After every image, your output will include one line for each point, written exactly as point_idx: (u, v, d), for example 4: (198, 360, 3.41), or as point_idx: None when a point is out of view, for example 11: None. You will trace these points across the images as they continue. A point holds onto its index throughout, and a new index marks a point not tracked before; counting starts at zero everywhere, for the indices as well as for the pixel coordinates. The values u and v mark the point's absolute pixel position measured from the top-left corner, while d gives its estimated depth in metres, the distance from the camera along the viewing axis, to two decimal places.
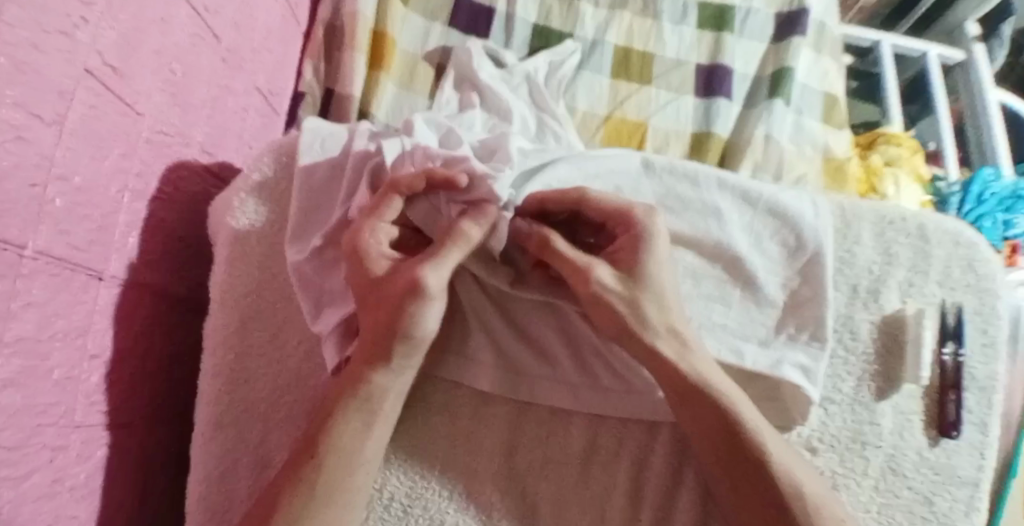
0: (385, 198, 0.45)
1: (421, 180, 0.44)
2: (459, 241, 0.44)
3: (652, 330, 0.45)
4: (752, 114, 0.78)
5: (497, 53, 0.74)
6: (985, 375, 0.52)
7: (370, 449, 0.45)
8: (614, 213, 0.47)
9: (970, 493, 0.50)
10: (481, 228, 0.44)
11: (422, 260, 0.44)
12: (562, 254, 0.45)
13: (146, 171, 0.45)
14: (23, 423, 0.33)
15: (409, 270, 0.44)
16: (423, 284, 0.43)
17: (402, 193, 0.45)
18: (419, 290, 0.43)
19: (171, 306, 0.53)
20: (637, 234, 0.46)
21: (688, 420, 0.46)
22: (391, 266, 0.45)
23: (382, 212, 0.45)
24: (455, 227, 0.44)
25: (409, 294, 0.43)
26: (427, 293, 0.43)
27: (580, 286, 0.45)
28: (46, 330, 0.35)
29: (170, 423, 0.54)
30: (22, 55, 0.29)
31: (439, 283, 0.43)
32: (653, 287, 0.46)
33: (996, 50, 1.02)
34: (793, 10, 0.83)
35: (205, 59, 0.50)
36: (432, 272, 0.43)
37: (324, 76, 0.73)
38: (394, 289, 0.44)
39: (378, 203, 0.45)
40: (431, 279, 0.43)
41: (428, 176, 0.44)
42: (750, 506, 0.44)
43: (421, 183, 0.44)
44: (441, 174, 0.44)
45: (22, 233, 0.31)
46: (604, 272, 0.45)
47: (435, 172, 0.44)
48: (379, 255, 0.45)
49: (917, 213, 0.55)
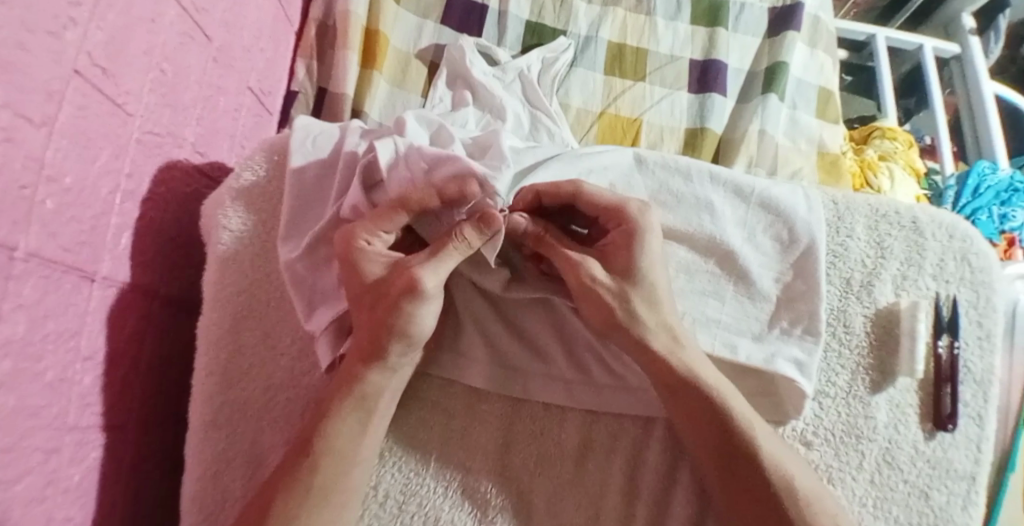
0: (391, 211, 0.45)
1: (433, 196, 0.44)
2: (460, 244, 0.43)
3: (642, 324, 0.45)
4: (746, 109, 0.78)
5: (489, 51, 0.74)
6: (981, 368, 0.52)
7: (366, 447, 0.45)
8: (609, 210, 0.46)
9: (967, 487, 0.50)
10: (484, 239, 0.43)
11: (419, 259, 0.44)
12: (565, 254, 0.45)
13: (137, 172, 0.45)
14: (14, 426, 0.33)
15: (407, 270, 0.44)
16: (421, 285, 0.43)
17: (411, 213, 0.45)
18: (416, 291, 0.43)
19: (164, 306, 0.53)
20: (633, 230, 0.45)
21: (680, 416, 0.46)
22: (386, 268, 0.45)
23: (385, 224, 0.45)
24: (456, 228, 0.43)
25: (407, 295, 0.43)
26: (425, 293, 0.43)
27: (572, 277, 0.45)
28: (38, 332, 0.35)
29: (163, 424, 0.54)
30: (9, 55, 0.29)
31: (437, 283, 0.43)
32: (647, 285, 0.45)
33: (991, 43, 1.01)
34: (786, 6, 0.83)
35: (196, 59, 0.50)
36: (428, 273, 0.43)
37: (317, 76, 0.73)
38: (391, 289, 0.44)
39: (383, 215, 0.45)
40: (429, 280, 0.43)
41: (439, 192, 0.44)
42: (744, 500, 0.44)
43: (433, 200, 0.44)
44: (453, 189, 0.44)
45: (12, 235, 0.31)
46: (597, 268, 0.45)
47: (448, 190, 0.44)
48: (374, 257, 0.45)
49: (911, 206, 0.55)
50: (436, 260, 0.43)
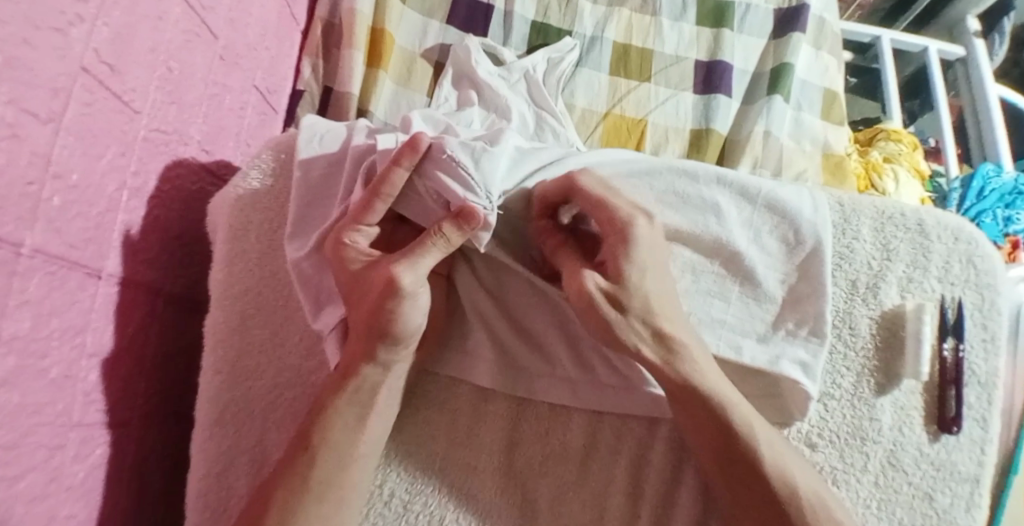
0: (367, 203, 0.44)
1: (394, 169, 0.43)
2: (438, 241, 0.42)
3: (632, 330, 0.44)
4: (751, 110, 0.78)
5: (494, 50, 0.74)
6: (985, 371, 0.52)
7: (365, 444, 0.46)
8: (600, 209, 0.45)
9: (971, 489, 0.50)
10: (464, 234, 0.42)
11: (398, 258, 0.43)
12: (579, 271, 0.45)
13: (143, 169, 0.45)
14: (17, 422, 0.33)
15: (385, 267, 0.43)
16: (399, 282, 0.42)
17: (385, 199, 0.44)
18: (394, 289, 0.42)
19: (169, 304, 0.53)
20: (623, 237, 0.44)
21: (681, 417, 0.46)
22: (367, 267, 0.44)
23: (364, 216, 0.45)
24: (435, 225, 0.42)
25: (386, 293, 0.43)
26: (402, 291, 0.42)
27: (573, 283, 0.45)
28: (42, 328, 0.35)
29: (168, 421, 0.54)
30: (14, 51, 0.29)
31: (415, 280, 0.43)
32: (643, 292, 0.45)
33: (997, 45, 1.01)
34: (790, 7, 0.83)
35: (202, 57, 0.50)
36: (408, 270, 0.43)
37: (322, 74, 0.73)
38: (372, 286, 0.43)
39: (361, 209, 0.45)
40: (406, 276, 0.42)
41: (396, 161, 0.43)
42: (745, 500, 0.45)
43: (395, 173, 0.43)
44: (407, 153, 0.43)
45: (16, 232, 0.31)
46: (597, 279, 0.45)
47: (402, 156, 0.43)
48: (356, 254, 0.45)
49: (916, 208, 0.55)
50: (414, 257, 0.43)
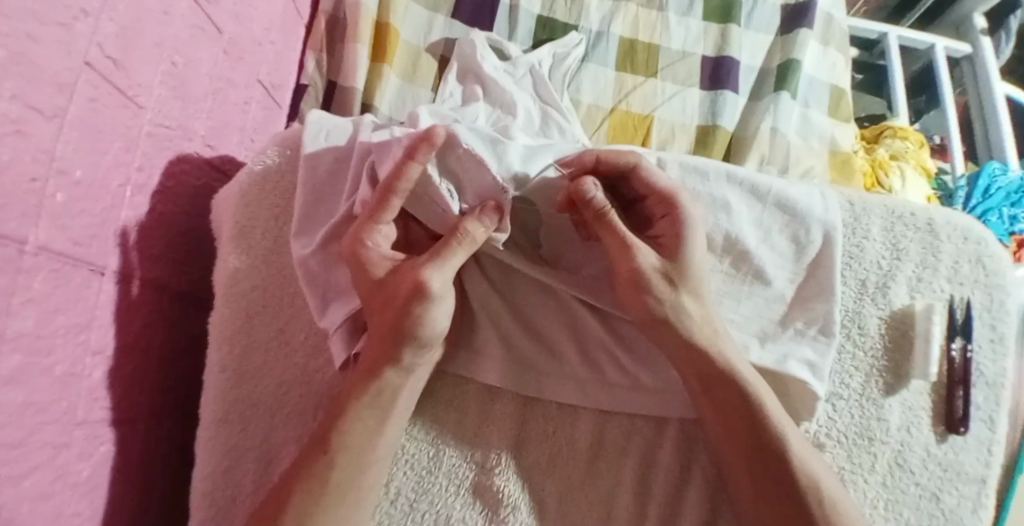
0: (383, 202, 0.43)
1: (408, 164, 0.42)
2: (465, 242, 0.43)
3: (685, 315, 0.46)
4: (758, 107, 0.78)
5: (500, 45, 0.73)
6: (993, 371, 0.52)
7: (381, 445, 0.45)
8: (658, 192, 0.46)
9: (976, 490, 0.50)
10: (487, 231, 0.44)
11: (424, 261, 0.44)
12: (613, 227, 0.45)
13: (147, 165, 0.45)
14: (23, 421, 0.33)
15: (410, 271, 0.44)
16: (427, 286, 0.43)
17: (401, 196, 0.43)
18: (423, 292, 0.43)
19: (173, 301, 0.52)
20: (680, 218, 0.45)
21: (712, 411, 0.46)
22: (394, 268, 0.45)
23: (381, 216, 0.44)
24: (458, 226, 0.44)
25: (414, 297, 0.43)
26: (430, 293, 0.43)
27: (623, 264, 0.45)
28: (47, 326, 0.34)
29: (172, 418, 0.54)
30: (19, 46, 0.29)
31: (442, 283, 0.44)
32: (692, 274, 0.46)
33: (1002, 43, 1.00)
34: (799, 3, 0.82)
35: (205, 51, 0.50)
36: (436, 272, 0.43)
37: (327, 69, 0.72)
38: (398, 290, 0.44)
39: (376, 209, 0.44)
40: (435, 279, 0.43)
41: (410, 155, 0.42)
42: (770, 495, 0.44)
43: (410, 168, 0.42)
44: (423, 147, 0.42)
45: (20, 229, 0.30)
46: (650, 257, 0.45)
47: (417, 151, 0.42)
48: (380, 258, 0.45)
49: (926, 208, 0.55)
50: (441, 259, 0.43)
